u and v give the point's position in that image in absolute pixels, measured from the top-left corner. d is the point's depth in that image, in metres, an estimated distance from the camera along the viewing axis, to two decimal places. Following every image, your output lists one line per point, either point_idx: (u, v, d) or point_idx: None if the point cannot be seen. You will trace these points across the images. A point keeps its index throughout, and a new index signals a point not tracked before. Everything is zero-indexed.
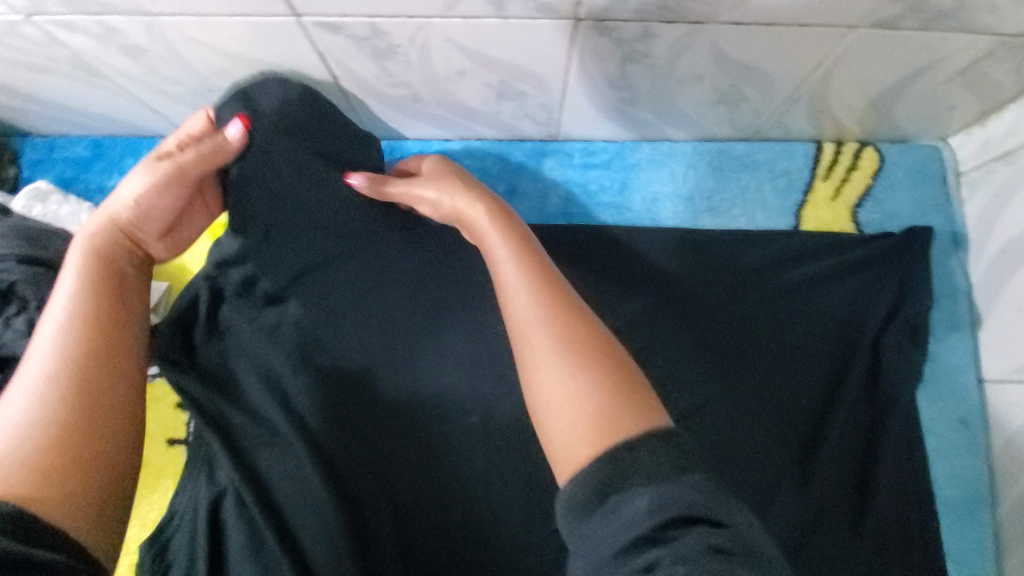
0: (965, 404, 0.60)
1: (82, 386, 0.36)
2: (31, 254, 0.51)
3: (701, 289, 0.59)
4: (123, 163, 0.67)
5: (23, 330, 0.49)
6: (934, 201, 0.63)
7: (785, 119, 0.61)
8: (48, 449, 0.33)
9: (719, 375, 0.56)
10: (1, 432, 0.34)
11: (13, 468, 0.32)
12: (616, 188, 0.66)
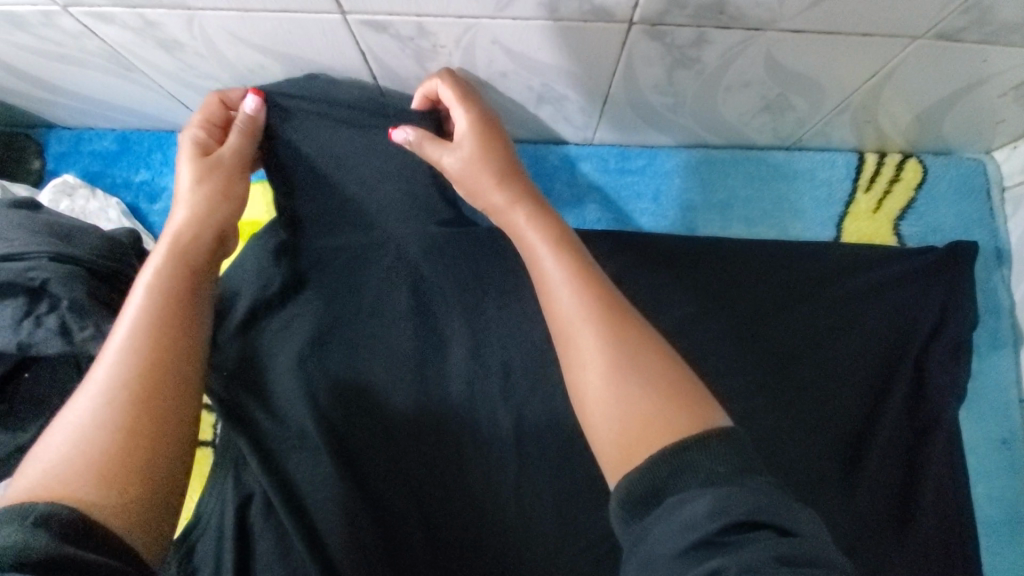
0: (1007, 423, 0.60)
1: (135, 397, 0.36)
2: (60, 250, 0.49)
3: (735, 293, 0.59)
4: (150, 158, 0.66)
5: (54, 330, 0.48)
6: (980, 216, 0.63)
7: (829, 129, 0.59)
8: (103, 460, 0.34)
9: (760, 380, 0.55)
10: (59, 441, 0.34)
11: (74, 478, 0.33)
12: (652, 195, 0.65)
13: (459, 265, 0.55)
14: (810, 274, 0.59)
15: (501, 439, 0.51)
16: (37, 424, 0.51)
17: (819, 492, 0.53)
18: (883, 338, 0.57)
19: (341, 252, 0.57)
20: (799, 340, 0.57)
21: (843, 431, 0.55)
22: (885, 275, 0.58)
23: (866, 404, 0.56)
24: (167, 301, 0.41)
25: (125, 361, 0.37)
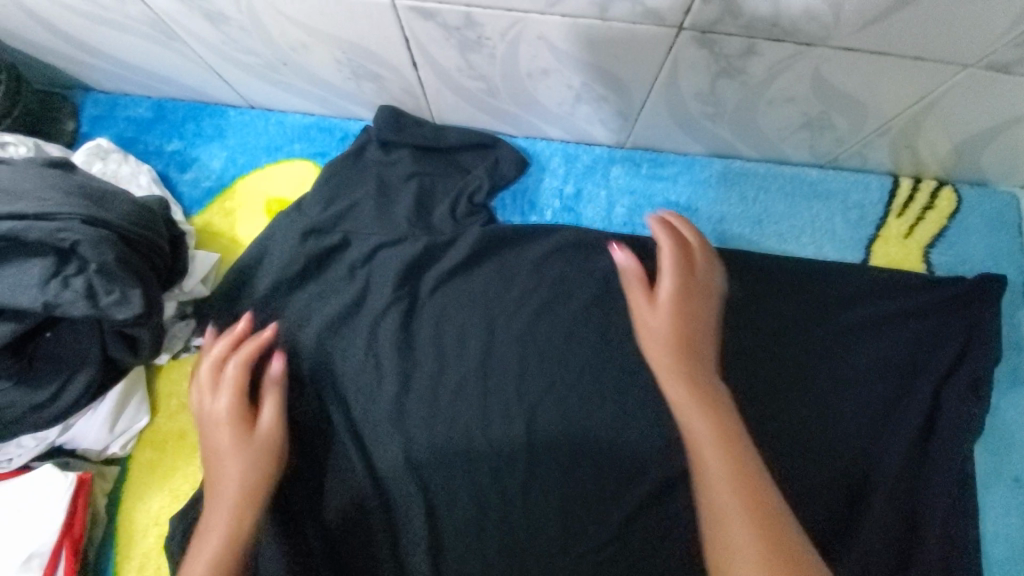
0: (1020, 461, 0.59)
1: None
2: (92, 213, 0.49)
3: (750, 311, 0.58)
4: (183, 128, 0.66)
5: (81, 292, 0.48)
6: (1011, 250, 0.62)
7: (866, 151, 0.59)
8: None
9: (760, 399, 0.56)
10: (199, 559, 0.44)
11: None
12: (682, 203, 0.64)
13: (487, 273, 0.63)
14: (826, 297, 0.58)
15: (516, 427, 0.59)
16: (57, 383, 0.52)
17: (816, 518, 0.53)
18: (897, 365, 0.56)
19: (382, 247, 0.62)
20: (808, 364, 0.57)
21: (848, 459, 0.55)
22: (905, 301, 0.57)
23: (877, 433, 0.55)
24: (258, 463, 0.49)
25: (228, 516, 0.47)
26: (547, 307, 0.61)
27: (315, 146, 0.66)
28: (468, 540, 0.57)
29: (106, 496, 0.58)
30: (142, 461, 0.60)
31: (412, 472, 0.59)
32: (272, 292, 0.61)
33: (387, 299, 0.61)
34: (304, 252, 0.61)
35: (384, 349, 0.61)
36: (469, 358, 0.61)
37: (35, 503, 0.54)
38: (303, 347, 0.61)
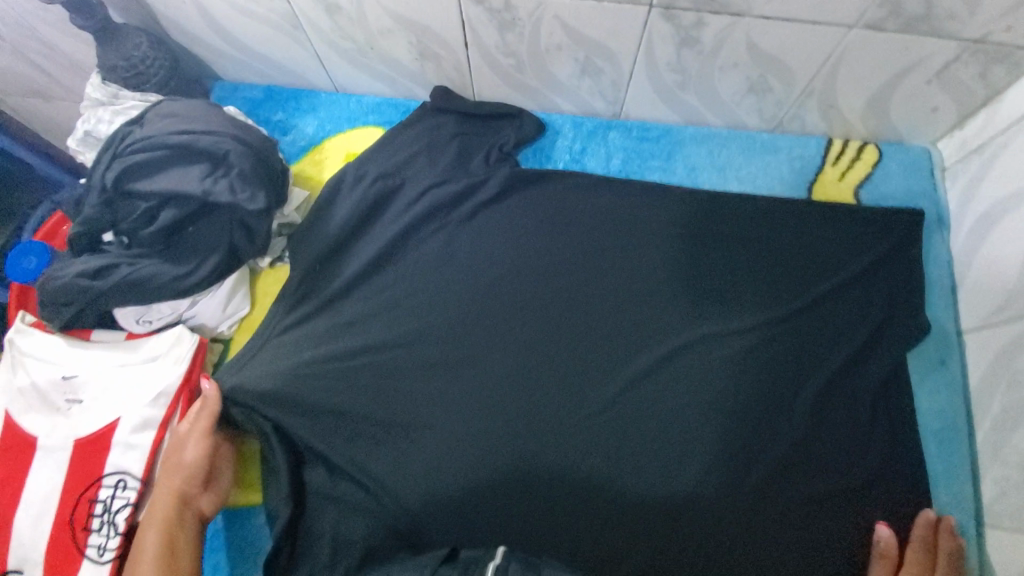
0: (944, 349, 0.71)
1: None
2: (238, 135, 0.70)
3: (705, 243, 0.77)
4: (286, 104, 0.89)
5: (227, 187, 0.67)
6: (925, 189, 0.78)
7: (802, 112, 0.78)
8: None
9: (706, 311, 0.74)
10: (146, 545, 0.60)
11: None
12: (664, 157, 0.83)
13: (512, 208, 0.80)
14: (759, 235, 0.77)
15: (535, 314, 0.75)
16: (194, 261, 0.70)
17: (741, 401, 0.70)
18: (814, 282, 0.74)
19: (434, 185, 0.81)
20: (744, 287, 0.75)
21: (771, 359, 0.71)
22: (826, 239, 0.76)
23: (799, 337, 0.72)
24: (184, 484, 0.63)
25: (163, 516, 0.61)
26: (559, 231, 0.79)
27: (384, 117, 0.88)
28: (489, 406, 0.72)
29: (211, 366, 0.75)
30: (240, 342, 0.77)
31: (450, 351, 0.74)
32: (346, 220, 0.79)
33: (434, 225, 0.80)
34: (372, 187, 0.80)
35: (432, 263, 0.78)
36: (497, 268, 0.78)
37: (166, 355, 0.69)
38: (367, 258, 0.78)
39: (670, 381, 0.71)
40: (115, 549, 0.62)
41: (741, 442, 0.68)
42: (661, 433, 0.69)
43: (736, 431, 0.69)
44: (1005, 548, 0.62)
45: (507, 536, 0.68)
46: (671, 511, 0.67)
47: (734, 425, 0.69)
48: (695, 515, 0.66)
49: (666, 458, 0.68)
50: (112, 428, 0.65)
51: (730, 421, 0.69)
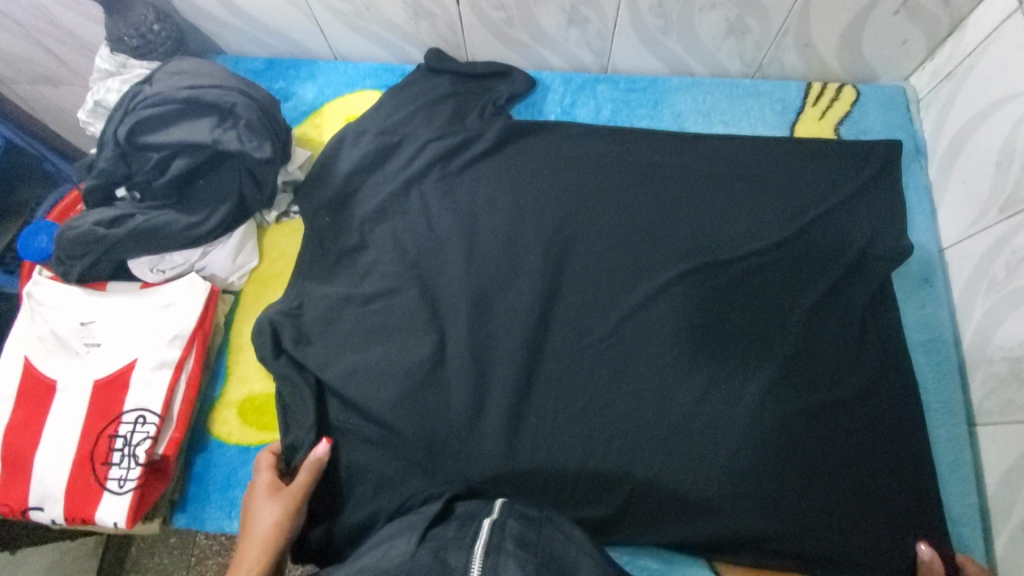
0: (928, 267, 0.75)
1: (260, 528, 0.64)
2: (244, 90, 0.73)
3: (693, 181, 0.80)
4: (286, 74, 0.93)
5: (235, 138, 0.70)
6: (901, 121, 0.82)
7: (780, 54, 0.82)
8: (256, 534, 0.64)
9: (696, 245, 0.77)
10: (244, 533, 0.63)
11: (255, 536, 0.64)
12: (652, 105, 0.87)
13: (509, 155, 0.84)
14: (744, 173, 0.80)
15: (533, 249, 0.78)
16: (205, 211, 0.74)
17: (732, 329, 0.72)
18: (799, 212, 0.77)
19: (432, 136, 0.84)
20: (731, 222, 0.77)
21: (759, 288, 0.74)
22: (808, 173, 0.79)
23: (787, 265, 0.74)
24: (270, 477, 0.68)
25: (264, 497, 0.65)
26: (555, 177, 0.82)
27: (381, 81, 0.92)
28: (495, 339, 0.74)
29: (222, 315, 0.79)
30: (249, 293, 0.81)
31: (454, 288, 0.77)
32: (349, 173, 0.83)
33: (434, 175, 0.83)
34: (373, 144, 0.84)
35: (435, 209, 0.81)
36: (497, 214, 0.81)
37: (180, 301, 0.73)
38: (371, 208, 0.81)
39: (657, 315, 0.73)
40: (136, 480, 0.65)
41: (730, 370, 0.70)
42: (652, 366, 0.71)
43: (725, 359, 0.71)
44: (998, 442, 0.65)
45: (519, 464, 0.68)
46: (669, 440, 0.68)
47: (721, 353, 0.71)
48: (690, 441, 0.68)
49: (657, 388, 0.70)
50: (129, 369, 0.69)
51: (721, 350, 0.71)
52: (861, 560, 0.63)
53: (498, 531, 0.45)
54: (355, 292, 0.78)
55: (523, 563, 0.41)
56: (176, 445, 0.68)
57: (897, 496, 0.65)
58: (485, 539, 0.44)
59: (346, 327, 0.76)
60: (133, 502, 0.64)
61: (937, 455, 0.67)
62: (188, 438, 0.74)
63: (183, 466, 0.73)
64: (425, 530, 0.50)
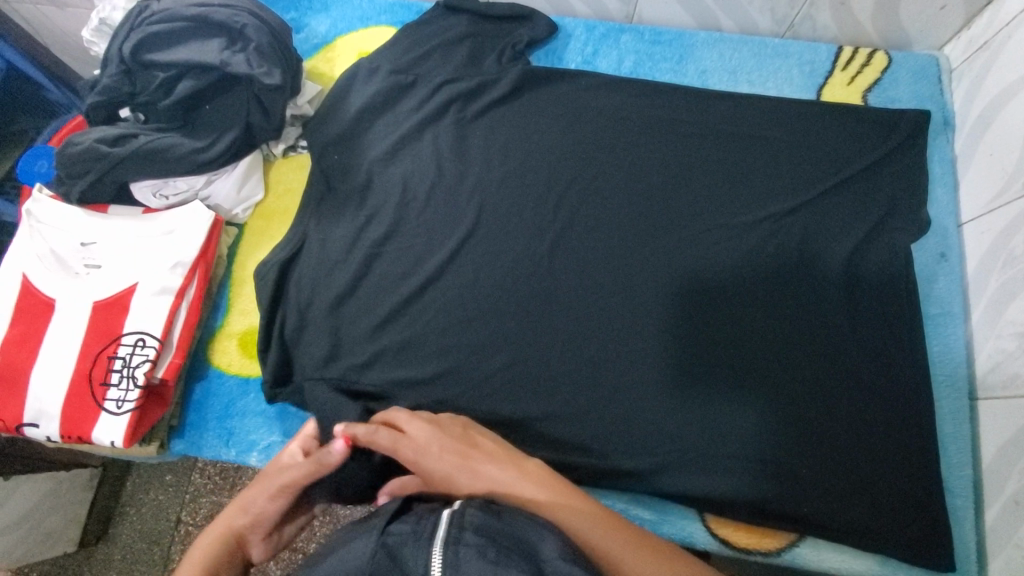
0: (945, 242, 0.74)
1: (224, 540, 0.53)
2: (256, 12, 0.71)
3: (713, 140, 0.78)
4: (299, 4, 0.90)
5: (244, 61, 0.68)
6: (931, 92, 0.79)
7: (813, 12, 0.80)
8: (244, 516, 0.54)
9: (711, 204, 0.75)
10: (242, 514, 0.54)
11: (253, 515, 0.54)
12: (675, 59, 0.85)
13: (526, 102, 0.81)
14: (765, 135, 0.78)
15: (545, 199, 0.77)
16: (211, 136, 0.72)
17: (735, 292, 0.71)
18: (817, 179, 0.75)
19: (449, 78, 0.81)
20: (746, 186, 0.76)
21: (768, 253, 0.72)
22: (830, 140, 0.77)
23: (799, 234, 0.73)
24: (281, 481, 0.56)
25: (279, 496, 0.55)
26: (572, 128, 0.80)
27: (397, 18, 0.89)
28: (501, 283, 0.73)
29: (226, 247, 0.78)
30: (254, 227, 0.80)
31: (462, 234, 0.75)
32: (360, 110, 0.80)
33: (448, 117, 0.80)
34: (386, 81, 0.81)
35: (447, 152, 0.79)
36: (510, 162, 0.79)
37: (183, 228, 0.71)
38: (381, 149, 0.79)
39: (661, 282, 0.72)
40: (135, 401, 0.65)
41: (733, 351, 0.69)
42: (657, 346, 0.70)
43: (730, 340, 0.70)
44: (997, 415, 0.66)
45: (519, 413, 0.69)
46: (673, 418, 0.68)
47: (727, 331, 0.70)
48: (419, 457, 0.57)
49: (660, 366, 0.69)
50: (130, 292, 0.68)
51: (723, 311, 0.71)
52: (857, 521, 0.64)
53: (460, 512, 0.42)
54: (361, 234, 0.76)
55: (485, 548, 0.39)
56: (175, 371, 0.67)
57: (898, 463, 0.65)
58: (445, 530, 0.40)
59: (351, 266, 0.74)
60: (130, 423, 0.64)
61: (939, 424, 0.68)
62: (186, 366, 0.73)
63: (181, 394, 0.73)
64: (385, 523, 0.44)
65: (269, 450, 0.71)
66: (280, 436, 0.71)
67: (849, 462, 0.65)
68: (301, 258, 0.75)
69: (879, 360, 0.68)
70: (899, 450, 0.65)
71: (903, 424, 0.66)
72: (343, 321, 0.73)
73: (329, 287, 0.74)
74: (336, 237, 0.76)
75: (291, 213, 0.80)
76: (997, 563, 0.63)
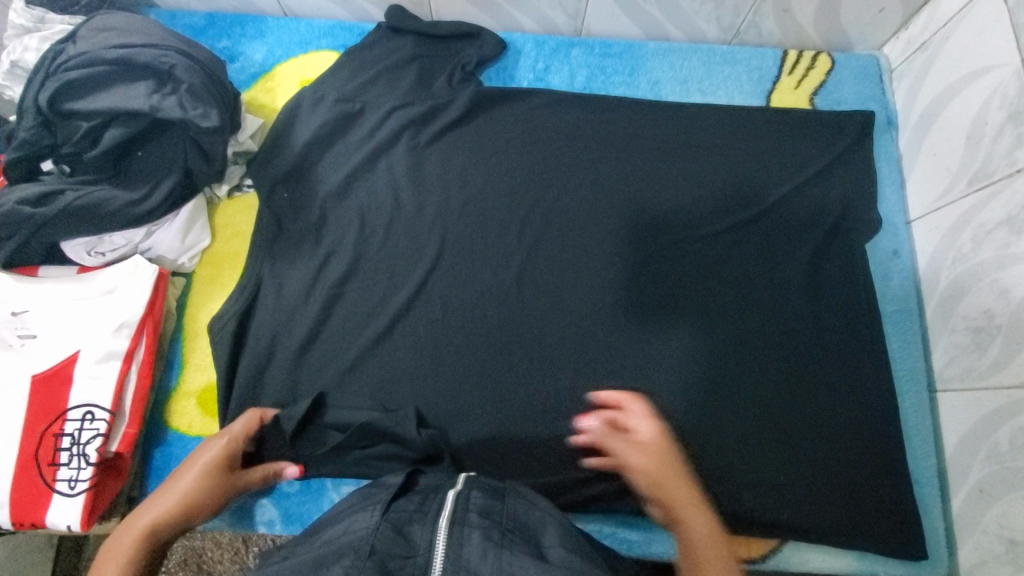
0: (896, 239, 0.77)
1: (152, 533, 0.60)
2: (184, 49, 0.66)
3: (671, 152, 0.78)
4: (231, 31, 0.85)
5: (175, 104, 0.64)
6: (874, 92, 0.82)
7: (758, 19, 0.81)
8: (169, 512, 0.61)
9: (672, 217, 0.75)
10: (163, 507, 0.61)
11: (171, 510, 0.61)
12: (627, 72, 0.84)
13: (481, 124, 0.79)
14: (719, 143, 0.78)
15: (508, 223, 0.75)
16: (147, 185, 0.67)
17: (702, 301, 0.72)
18: (773, 185, 0.76)
19: (400, 103, 0.78)
20: (707, 197, 0.76)
21: (730, 263, 0.73)
22: (782, 146, 0.78)
23: (763, 243, 0.74)
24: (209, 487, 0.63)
25: (197, 492, 0.62)
26: (530, 147, 0.78)
27: (338, 41, 0.85)
28: (470, 314, 0.72)
29: (174, 299, 0.73)
30: (202, 275, 0.75)
31: (426, 266, 0.73)
32: (308, 143, 0.77)
33: (401, 144, 0.78)
34: (333, 111, 0.77)
35: (403, 180, 0.77)
36: (470, 188, 0.77)
37: (125, 286, 0.67)
38: (334, 182, 0.76)
39: (632, 299, 0.72)
40: (88, 480, 0.60)
41: (712, 358, 0.70)
42: (646, 349, 0.71)
43: (711, 344, 0.71)
44: (957, 407, 0.68)
45: (501, 448, 0.68)
46: (662, 420, 0.68)
47: (710, 328, 0.71)
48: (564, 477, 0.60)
49: (637, 381, 0.69)
50: (72, 362, 0.63)
51: (692, 318, 0.72)
52: (834, 522, 0.66)
53: (463, 503, 0.47)
54: (320, 274, 0.73)
55: (489, 533, 0.44)
56: (130, 441, 0.63)
57: (869, 461, 0.67)
58: (450, 513, 0.46)
59: (313, 309, 0.71)
60: (86, 504, 0.60)
61: (903, 416, 0.71)
62: (143, 433, 0.69)
63: (140, 462, 0.69)
64: (388, 501, 0.49)
65: (241, 510, 0.70)
66: (249, 495, 0.70)
67: (823, 464, 0.67)
68: (257, 305, 0.72)
69: (843, 362, 0.70)
70: (869, 449, 0.67)
71: (869, 425, 0.68)
72: (308, 367, 0.70)
73: (290, 333, 0.71)
74: (294, 278, 0.73)
75: (241, 256, 0.76)
76: (966, 546, 0.67)
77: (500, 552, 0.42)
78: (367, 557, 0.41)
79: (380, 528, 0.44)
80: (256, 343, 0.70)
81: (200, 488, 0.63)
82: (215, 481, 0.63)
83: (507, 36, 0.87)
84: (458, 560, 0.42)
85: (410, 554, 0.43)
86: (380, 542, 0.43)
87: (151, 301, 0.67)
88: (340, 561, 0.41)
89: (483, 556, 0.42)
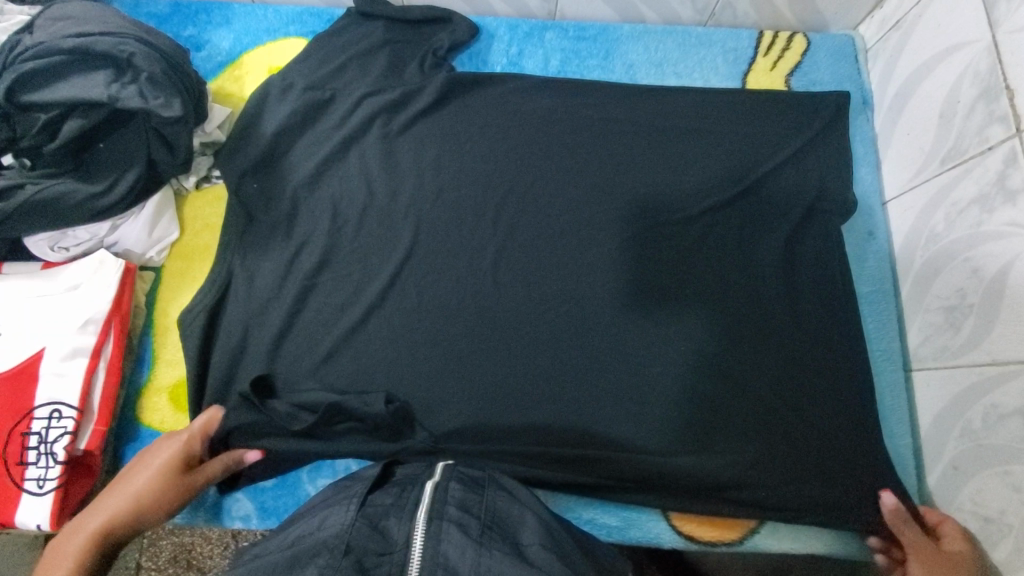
0: (871, 220, 0.77)
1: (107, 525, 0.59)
2: (144, 37, 0.64)
3: (647, 135, 0.77)
4: (197, 18, 0.83)
5: (136, 94, 0.62)
6: (849, 72, 0.81)
7: None
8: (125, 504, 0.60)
9: (649, 201, 0.75)
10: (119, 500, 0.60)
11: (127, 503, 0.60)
12: (602, 55, 0.83)
13: (454, 110, 0.78)
14: (695, 126, 0.78)
15: (483, 211, 0.74)
16: (110, 179, 0.66)
17: (683, 286, 0.72)
18: (750, 167, 0.75)
19: (372, 90, 0.77)
20: (684, 180, 0.75)
21: (708, 246, 0.73)
22: (759, 127, 0.77)
23: (741, 226, 0.73)
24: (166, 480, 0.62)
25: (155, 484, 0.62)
26: (505, 133, 0.77)
27: (307, 27, 0.83)
28: (446, 303, 0.71)
29: (143, 294, 0.72)
30: (172, 269, 0.74)
31: (401, 255, 0.72)
32: (277, 133, 0.75)
33: (373, 132, 0.76)
34: (303, 99, 0.76)
35: (375, 169, 0.75)
36: (444, 175, 0.76)
37: (91, 281, 0.66)
38: (305, 172, 0.75)
39: (610, 284, 0.71)
40: (58, 479, 0.60)
41: (693, 343, 0.70)
42: (626, 335, 0.70)
43: (692, 329, 0.70)
44: (931, 385, 0.69)
45: (478, 437, 0.67)
46: (644, 406, 0.68)
47: (695, 308, 0.71)
48: None
49: (618, 368, 0.69)
50: (38, 359, 0.62)
51: (675, 305, 0.71)
52: (817, 505, 0.65)
53: (440, 497, 0.47)
54: (292, 266, 0.72)
55: (466, 527, 0.44)
56: (99, 439, 0.63)
57: (847, 442, 0.67)
58: (427, 507, 0.45)
59: (286, 300, 0.70)
60: (56, 503, 0.59)
61: (880, 396, 0.71)
62: (113, 429, 0.68)
63: (112, 459, 0.68)
64: (363, 495, 0.49)
65: (217, 505, 0.70)
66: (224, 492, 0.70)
67: (804, 446, 0.67)
68: (229, 298, 0.71)
69: (822, 344, 0.70)
70: (848, 430, 0.67)
71: (848, 405, 0.68)
72: (281, 360, 0.69)
73: (263, 326, 0.70)
74: (266, 270, 0.72)
75: (211, 249, 0.75)
76: None
77: (479, 550, 0.42)
78: (342, 556, 0.40)
79: (355, 522, 0.44)
80: (228, 336, 0.69)
81: (158, 479, 0.62)
82: (173, 474, 0.63)
83: (480, 19, 0.86)
84: (436, 558, 0.41)
85: (386, 550, 0.42)
86: (353, 536, 0.42)
87: (117, 296, 0.66)
88: (314, 560, 0.40)
89: (461, 554, 0.41)
